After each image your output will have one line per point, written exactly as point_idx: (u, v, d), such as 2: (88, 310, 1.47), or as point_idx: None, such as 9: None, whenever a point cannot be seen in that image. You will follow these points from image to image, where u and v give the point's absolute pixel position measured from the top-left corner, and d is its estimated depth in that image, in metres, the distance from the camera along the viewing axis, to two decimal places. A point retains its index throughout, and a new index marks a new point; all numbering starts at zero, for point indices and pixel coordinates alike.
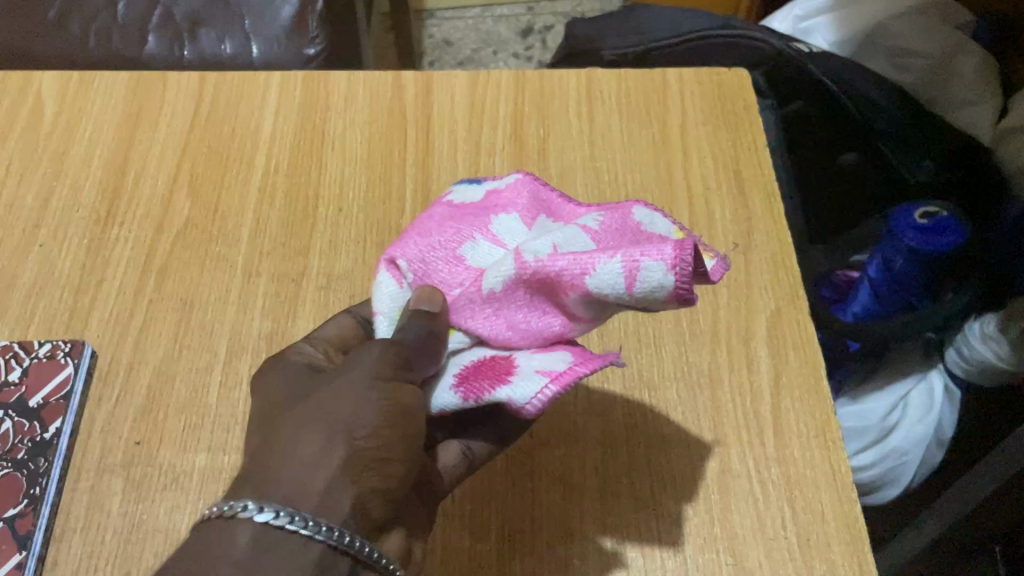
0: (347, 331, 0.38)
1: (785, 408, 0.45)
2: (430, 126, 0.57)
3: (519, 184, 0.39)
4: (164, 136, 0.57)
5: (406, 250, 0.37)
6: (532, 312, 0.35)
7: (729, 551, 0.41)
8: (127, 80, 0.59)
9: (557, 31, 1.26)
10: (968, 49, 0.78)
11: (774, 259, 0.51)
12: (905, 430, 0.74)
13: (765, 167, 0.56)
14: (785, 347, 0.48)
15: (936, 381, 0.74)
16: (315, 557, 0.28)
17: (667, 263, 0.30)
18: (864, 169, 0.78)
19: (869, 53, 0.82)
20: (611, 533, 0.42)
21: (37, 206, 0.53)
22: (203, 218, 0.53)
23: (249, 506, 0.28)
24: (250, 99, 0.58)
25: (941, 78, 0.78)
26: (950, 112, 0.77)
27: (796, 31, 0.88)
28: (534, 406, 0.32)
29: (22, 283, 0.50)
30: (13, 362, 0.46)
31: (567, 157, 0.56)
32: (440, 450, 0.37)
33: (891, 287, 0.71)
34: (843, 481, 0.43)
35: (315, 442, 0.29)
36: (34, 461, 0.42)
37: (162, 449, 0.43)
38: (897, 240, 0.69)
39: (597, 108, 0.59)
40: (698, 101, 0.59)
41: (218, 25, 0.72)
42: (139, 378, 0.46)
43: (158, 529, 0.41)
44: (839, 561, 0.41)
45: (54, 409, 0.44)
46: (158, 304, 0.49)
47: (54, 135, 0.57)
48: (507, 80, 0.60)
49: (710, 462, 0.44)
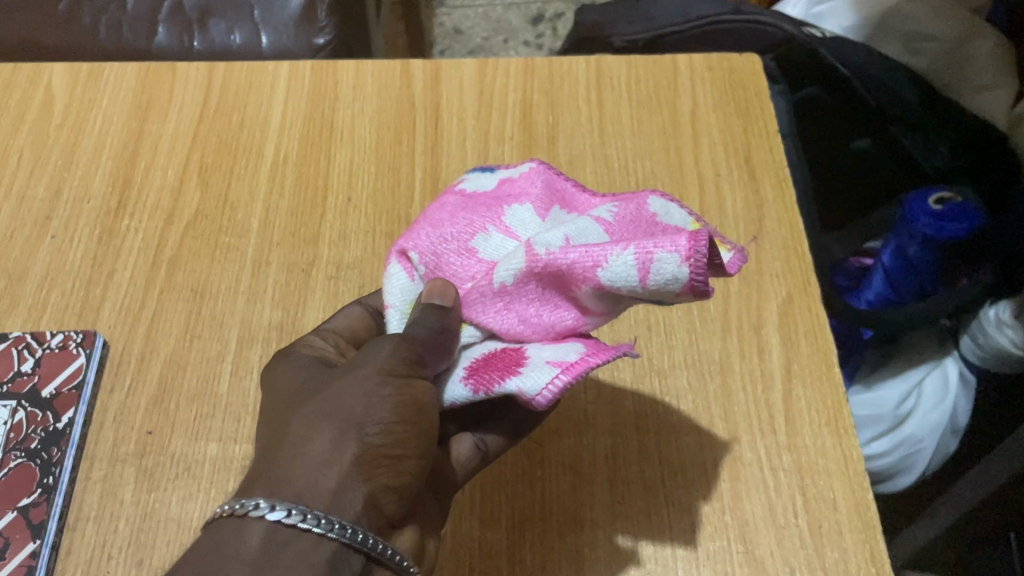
0: (357, 323, 0.38)
1: (796, 396, 0.45)
2: (439, 115, 0.56)
3: (533, 173, 0.39)
4: (174, 126, 0.57)
5: (418, 242, 0.37)
6: (544, 306, 0.34)
7: (740, 539, 0.41)
8: (136, 71, 0.59)
9: (568, 18, 1.24)
10: (984, 31, 0.76)
11: (786, 246, 0.51)
12: (920, 417, 0.73)
13: (777, 153, 0.55)
14: (796, 335, 0.47)
15: (951, 369, 0.73)
16: (327, 555, 0.28)
17: (682, 255, 0.29)
18: (875, 154, 0.78)
19: (883, 37, 0.79)
20: (621, 525, 0.42)
21: (48, 197, 0.53)
22: (213, 208, 0.53)
23: (260, 505, 0.28)
24: (259, 88, 0.58)
25: (956, 62, 0.76)
26: (964, 96, 0.76)
27: (808, 16, 0.86)
28: (545, 398, 0.31)
29: (34, 274, 0.50)
30: (25, 353, 0.46)
31: (577, 144, 0.55)
32: (452, 443, 0.37)
33: (904, 272, 0.72)
34: (855, 468, 0.43)
35: (326, 439, 0.29)
36: (47, 450, 0.43)
37: (174, 438, 0.44)
38: (912, 227, 0.70)
39: (607, 95, 0.58)
40: (709, 86, 0.58)
41: (228, 15, 0.71)
42: (151, 368, 0.46)
43: (170, 517, 0.41)
44: (851, 550, 0.41)
45: (66, 399, 0.45)
46: (168, 295, 0.49)
47: (64, 127, 0.57)
48: (516, 67, 0.59)
49: (721, 451, 0.44)
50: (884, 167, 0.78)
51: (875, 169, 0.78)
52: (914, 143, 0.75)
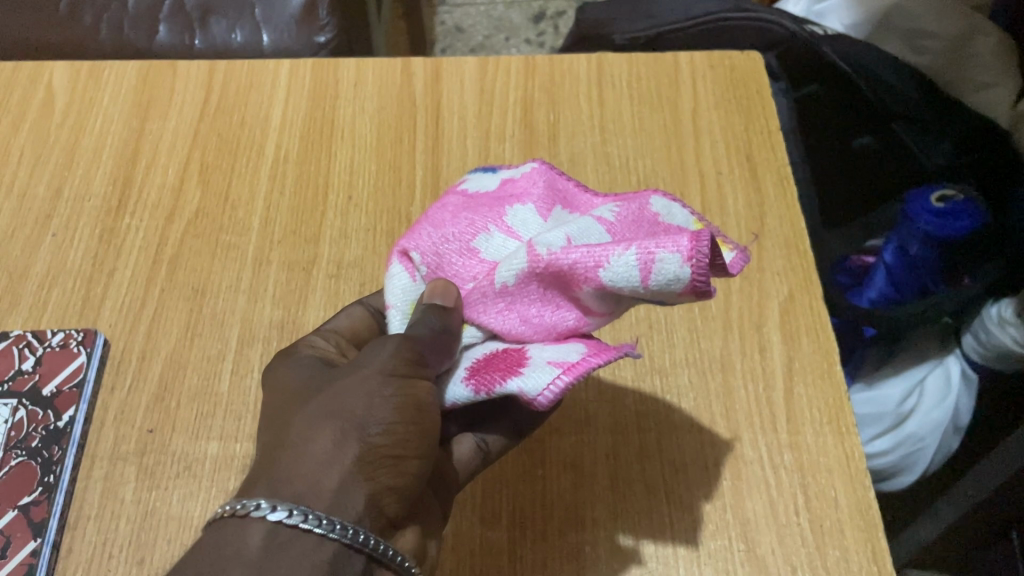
0: (358, 324, 0.38)
1: (797, 394, 0.45)
2: (440, 113, 0.56)
3: (534, 173, 0.38)
4: (175, 124, 0.57)
5: (419, 242, 0.37)
6: (545, 306, 0.34)
7: (741, 537, 0.41)
8: (137, 69, 0.59)
9: (570, 16, 1.24)
10: (985, 29, 0.75)
11: (787, 244, 0.51)
12: (922, 416, 0.73)
13: (779, 151, 0.55)
14: (798, 333, 0.47)
15: (953, 366, 0.73)
16: (328, 556, 0.28)
17: (684, 255, 0.29)
18: (876, 153, 0.78)
19: (884, 35, 0.79)
20: (622, 524, 0.42)
21: (49, 196, 0.53)
22: (214, 206, 0.53)
23: (261, 506, 0.28)
24: (260, 86, 0.58)
25: (958, 61, 0.76)
26: (967, 95, 0.76)
27: (809, 13, 0.85)
28: (546, 398, 0.31)
29: (35, 273, 0.50)
30: (26, 351, 0.46)
31: (578, 142, 0.55)
32: (454, 443, 0.37)
33: (908, 270, 0.71)
34: (856, 467, 0.43)
35: (327, 439, 0.29)
36: (48, 449, 0.43)
37: (175, 437, 0.44)
38: (913, 225, 0.71)
39: (608, 93, 0.58)
40: (710, 84, 0.58)
41: (229, 13, 0.71)
42: (151, 366, 0.46)
43: (171, 516, 0.41)
44: (853, 548, 0.41)
45: (67, 398, 0.45)
46: (169, 293, 0.49)
47: (65, 125, 0.57)
48: (517, 65, 0.59)
49: (722, 450, 0.44)
50: (885, 166, 0.77)
51: (875, 168, 0.78)
52: (916, 141, 0.75)
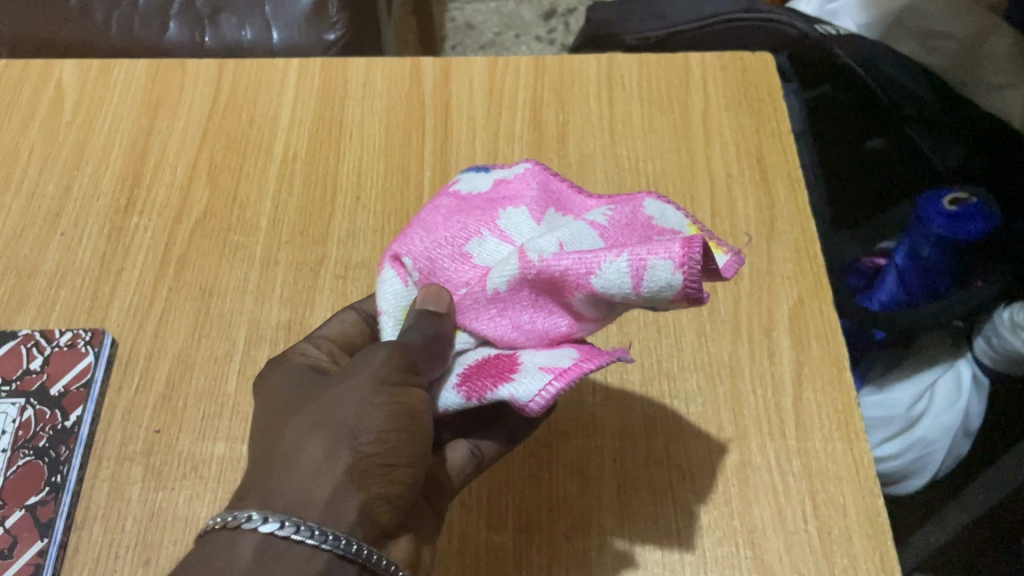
0: (351, 329, 0.38)
1: (807, 400, 0.45)
2: (449, 113, 0.56)
3: (528, 175, 0.39)
4: (184, 123, 0.57)
5: (412, 247, 0.37)
6: (538, 312, 0.34)
7: (748, 544, 0.41)
8: (147, 68, 0.60)
9: (580, 13, 1.24)
10: (1002, 30, 0.72)
11: (797, 248, 0.50)
12: (932, 420, 0.72)
13: (790, 154, 0.54)
14: (807, 338, 0.47)
15: (964, 370, 0.72)
16: (320, 567, 0.28)
17: (675, 261, 0.29)
18: (892, 153, 0.77)
19: (899, 35, 0.78)
20: (626, 531, 0.41)
21: (59, 195, 0.54)
22: (222, 206, 0.53)
23: (253, 517, 0.28)
24: (269, 85, 0.59)
25: (973, 61, 0.73)
26: (979, 96, 0.72)
27: (823, 13, 0.84)
28: (537, 404, 0.31)
29: (45, 271, 0.51)
30: (34, 351, 0.47)
31: (588, 144, 0.55)
32: (448, 450, 0.37)
33: (918, 274, 0.71)
34: (866, 475, 0.43)
35: (319, 448, 0.29)
36: (56, 448, 0.44)
37: (182, 437, 0.44)
38: (926, 228, 0.69)
39: (618, 93, 0.58)
40: (721, 85, 0.58)
41: (239, 10, 0.72)
42: (159, 366, 0.47)
43: (177, 517, 0.42)
44: (861, 556, 0.40)
45: (75, 398, 0.45)
46: (176, 293, 0.49)
47: (74, 125, 0.57)
48: (526, 66, 0.59)
49: (728, 454, 0.43)
50: (901, 166, 0.77)
51: (892, 168, 0.78)
52: (930, 146, 0.74)
